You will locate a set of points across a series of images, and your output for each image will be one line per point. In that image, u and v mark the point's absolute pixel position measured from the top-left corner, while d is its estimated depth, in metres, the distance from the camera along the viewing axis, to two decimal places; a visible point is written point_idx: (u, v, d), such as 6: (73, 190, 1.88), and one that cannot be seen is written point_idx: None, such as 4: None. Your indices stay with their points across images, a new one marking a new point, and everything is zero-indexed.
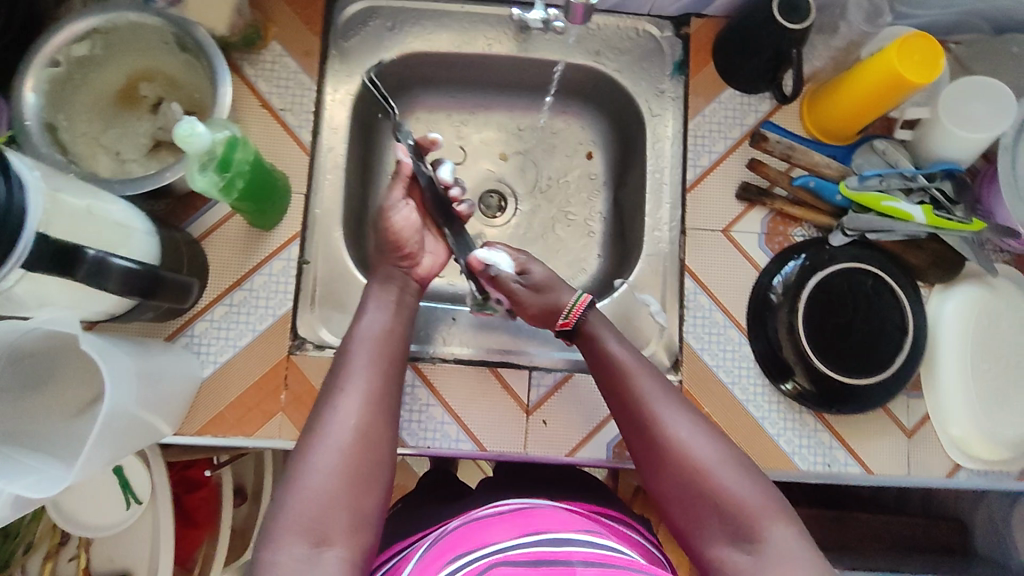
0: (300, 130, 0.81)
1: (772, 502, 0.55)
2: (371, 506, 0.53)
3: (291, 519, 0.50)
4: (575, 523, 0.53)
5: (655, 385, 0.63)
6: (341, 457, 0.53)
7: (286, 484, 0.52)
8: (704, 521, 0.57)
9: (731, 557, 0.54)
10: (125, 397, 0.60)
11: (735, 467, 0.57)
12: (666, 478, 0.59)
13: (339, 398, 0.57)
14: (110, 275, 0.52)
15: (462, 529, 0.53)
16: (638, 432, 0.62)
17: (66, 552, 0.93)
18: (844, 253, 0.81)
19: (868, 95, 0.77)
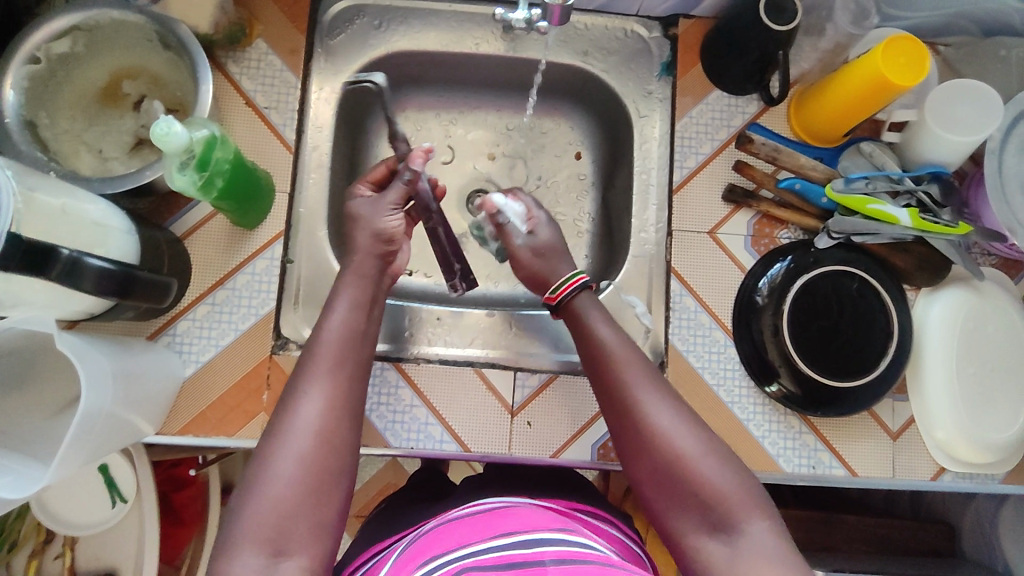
0: (285, 128, 0.81)
1: (749, 494, 0.55)
2: (339, 496, 0.53)
3: (258, 518, 0.49)
4: (549, 522, 0.53)
5: (639, 370, 0.61)
6: (309, 454, 0.52)
7: (252, 481, 0.51)
8: (681, 510, 0.56)
9: (706, 548, 0.54)
10: (101, 398, 0.60)
11: (716, 457, 0.56)
12: (646, 465, 0.58)
13: (308, 390, 0.55)
14: (84, 275, 0.52)
15: (437, 532, 0.53)
16: (620, 418, 0.60)
17: (51, 550, 0.93)
18: (830, 256, 0.81)
19: (854, 96, 0.77)
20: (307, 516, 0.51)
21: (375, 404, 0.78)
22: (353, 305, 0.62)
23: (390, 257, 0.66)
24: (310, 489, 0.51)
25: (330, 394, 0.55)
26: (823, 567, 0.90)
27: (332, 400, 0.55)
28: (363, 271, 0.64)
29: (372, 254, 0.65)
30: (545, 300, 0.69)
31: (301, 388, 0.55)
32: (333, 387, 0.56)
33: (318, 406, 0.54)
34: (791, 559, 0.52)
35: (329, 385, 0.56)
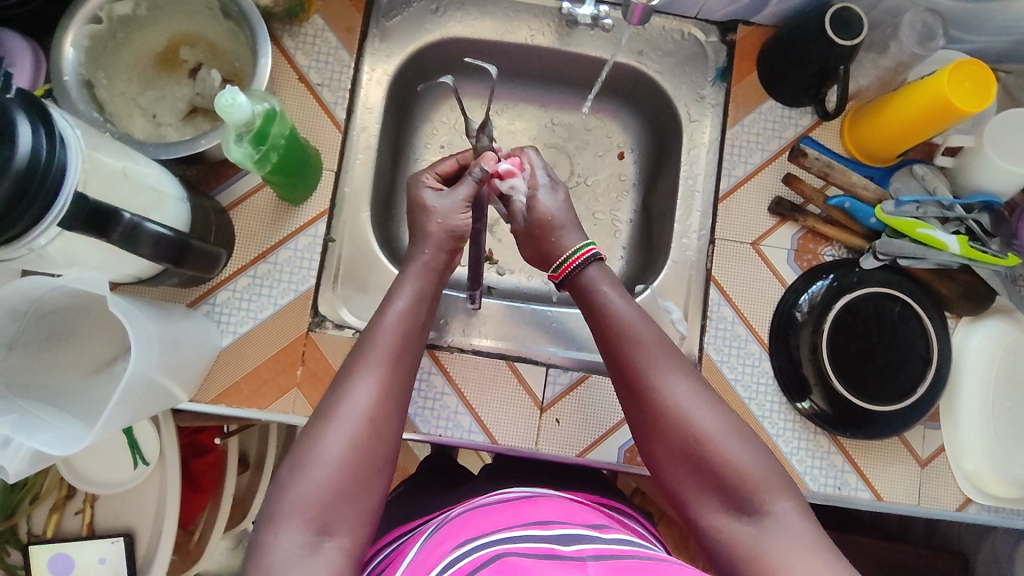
0: (336, 106, 0.80)
1: (773, 473, 0.53)
2: (381, 480, 0.53)
3: (306, 494, 0.50)
4: (582, 516, 0.53)
5: (653, 345, 0.59)
6: (359, 438, 0.52)
7: (301, 457, 0.51)
8: (700, 489, 0.54)
9: (729, 528, 0.52)
10: (146, 362, 0.60)
11: (736, 435, 0.55)
12: (662, 444, 0.56)
13: (353, 380, 0.55)
14: (142, 240, 0.51)
15: (465, 518, 0.52)
16: (635, 395, 0.58)
17: (72, 505, 0.94)
18: (873, 277, 0.80)
19: (914, 120, 0.76)
20: (352, 493, 0.51)
21: None
22: (417, 297, 0.62)
23: (456, 251, 0.68)
24: (358, 469, 0.52)
25: (381, 375, 0.55)
26: None
27: (385, 383, 0.55)
28: (432, 264, 0.66)
29: (450, 253, 0.67)
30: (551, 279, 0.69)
31: (354, 371, 0.55)
32: (386, 372, 0.56)
33: (365, 394, 0.54)
34: (819, 539, 0.50)
35: (381, 368, 0.56)
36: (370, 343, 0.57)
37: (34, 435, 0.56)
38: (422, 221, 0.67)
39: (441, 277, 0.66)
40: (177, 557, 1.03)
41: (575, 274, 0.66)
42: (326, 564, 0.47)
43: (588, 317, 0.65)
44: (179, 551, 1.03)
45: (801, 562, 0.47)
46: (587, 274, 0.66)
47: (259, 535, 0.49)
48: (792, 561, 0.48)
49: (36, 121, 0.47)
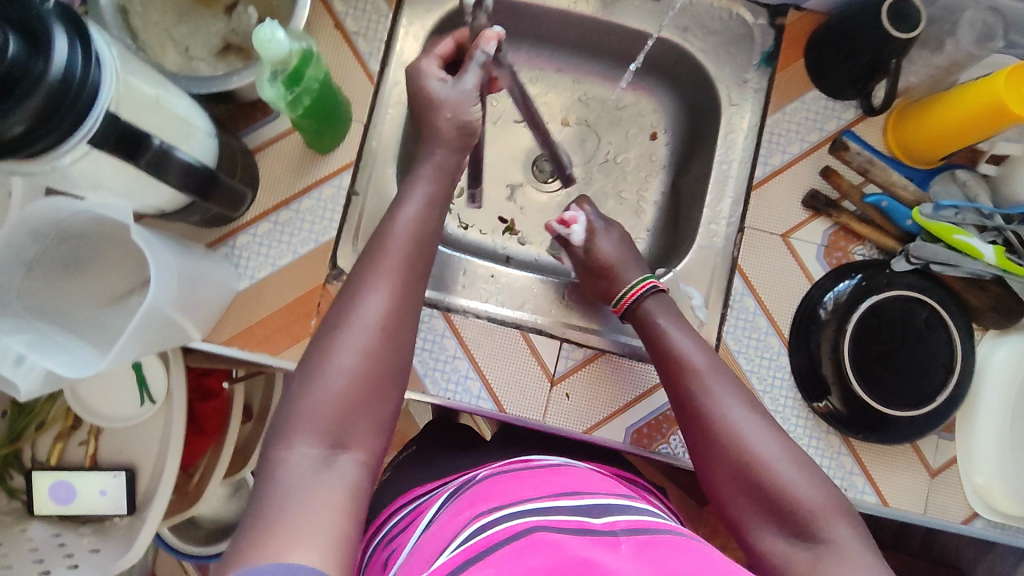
0: (370, 57, 0.78)
1: (832, 501, 0.53)
2: (393, 393, 0.54)
3: (321, 404, 0.50)
4: (610, 488, 0.54)
5: (714, 377, 0.61)
6: (370, 348, 0.53)
7: (315, 368, 0.52)
8: (757, 515, 0.54)
9: (785, 554, 0.52)
10: (165, 296, 0.60)
11: (795, 463, 0.55)
12: (719, 471, 0.57)
13: (365, 292, 0.55)
14: (171, 168, 0.55)
15: (486, 487, 0.52)
16: (693, 424, 0.60)
17: (76, 436, 0.95)
18: (902, 280, 0.78)
19: (965, 124, 0.73)
20: (366, 406, 0.51)
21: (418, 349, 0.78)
22: (428, 204, 0.62)
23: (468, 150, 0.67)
24: (371, 382, 0.52)
25: (391, 285, 0.56)
26: None
27: (395, 293, 0.56)
28: (445, 167, 0.66)
29: (460, 150, 0.66)
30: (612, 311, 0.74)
31: (363, 282, 0.56)
32: (395, 283, 0.56)
33: (380, 306, 0.55)
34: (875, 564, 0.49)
35: (391, 279, 0.56)
36: (381, 250, 0.58)
37: (48, 355, 0.56)
38: (442, 132, 0.66)
39: (448, 186, 0.65)
40: (176, 497, 1.03)
41: (633, 306, 0.72)
42: (342, 476, 0.48)
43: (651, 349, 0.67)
44: (179, 492, 1.04)
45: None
46: (643, 305, 0.71)
47: (272, 449, 0.49)
48: None
49: (73, 36, 0.45)
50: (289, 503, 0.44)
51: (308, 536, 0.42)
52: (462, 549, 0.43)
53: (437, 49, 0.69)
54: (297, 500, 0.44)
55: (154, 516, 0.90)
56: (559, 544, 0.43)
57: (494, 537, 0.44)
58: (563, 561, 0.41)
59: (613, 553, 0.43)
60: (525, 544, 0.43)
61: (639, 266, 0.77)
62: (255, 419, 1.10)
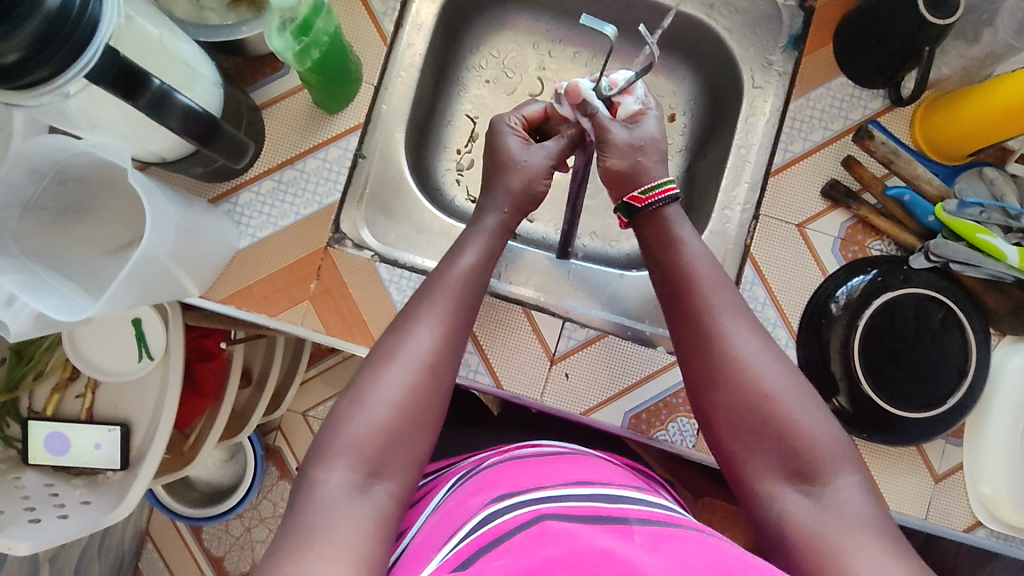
0: (384, 17, 0.76)
1: (837, 441, 0.52)
2: (433, 427, 0.54)
3: (363, 432, 0.51)
4: (625, 480, 0.54)
5: (728, 297, 0.58)
6: (416, 381, 0.54)
7: (360, 395, 0.53)
8: (756, 450, 0.53)
9: (785, 492, 0.51)
10: (159, 245, 0.59)
11: (802, 396, 0.54)
12: (721, 399, 0.55)
13: (413, 325, 0.57)
14: (170, 112, 0.49)
15: (498, 471, 0.53)
16: (697, 346, 0.57)
17: (73, 388, 0.95)
18: (920, 277, 0.75)
19: (993, 119, 0.70)
20: (406, 438, 0.52)
21: None
22: (484, 256, 0.64)
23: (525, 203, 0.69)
24: (414, 416, 0.53)
25: (441, 325, 0.57)
26: None
27: (444, 331, 0.57)
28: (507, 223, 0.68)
29: (518, 211, 0.69)
30: (630, 198, 0.64)
31: (413, 321, 0.57)
32: (445, 321, 0.58)
33: (427, 338, 0.56)
34: (880, 519, 0.49)
35: (441, 317, 0.58)
36: (436, 290, 0.59)
37: (40, 297, 0.56)
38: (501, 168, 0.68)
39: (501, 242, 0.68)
40: (170, 456, 1.02)
41: (659, 206, 0.63)
42: (377, 505, 0.49)
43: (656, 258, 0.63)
44: (173, 452, 1.03)
45: (859, 540, 0.46)
46: (668, 214, 0.63)
47: (310, 472, 0.50)
48: (854, 536, 0.47)
49: None
50: (313, 525, 0.46)
51: (340, 557, 0.43)
52: (472, 539, 0.44)
53: (524, 108, 0.73)
54: (330, 522, 0.46)
55: (144, 473, 0.90)
56: (572, 536, 0.42)
57: (505, 525, 0.44)
58: (577, 551, 0.40)
59: (629, 545, 0.42)
60: (537, 535, 0.42)
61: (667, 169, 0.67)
62: (253, 384, 1.10)
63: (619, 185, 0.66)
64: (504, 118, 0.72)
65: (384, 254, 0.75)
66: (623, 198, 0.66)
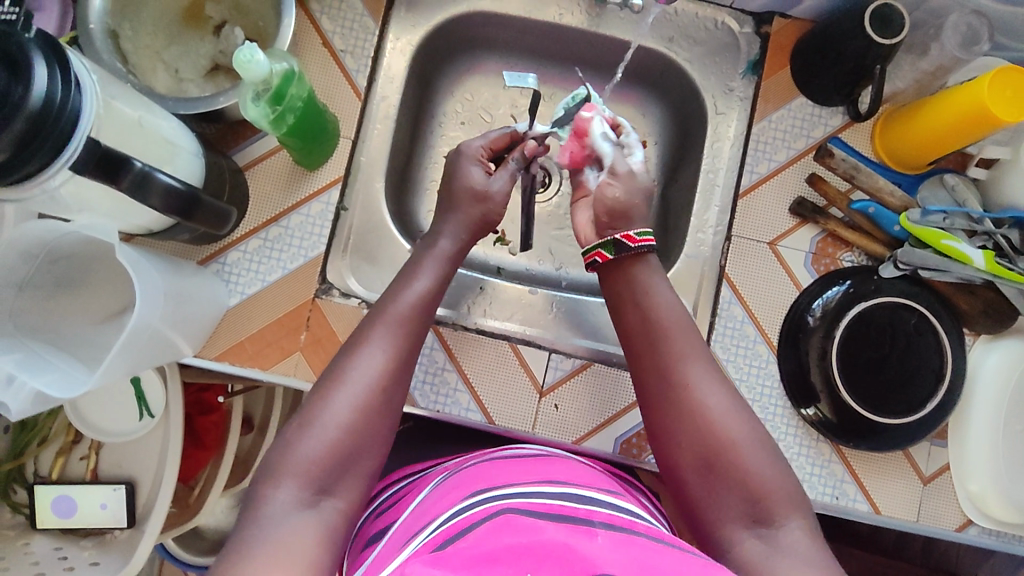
0: (357, 74, 0.78)
1: (791, 490, 0.55)
2: (384, 440, 0.57)
3: (311, 455, 0.53)
4: (595, 482, 0.56)
5: (694, 343, 0.61)
6: (364, 404, 0.56)
7: (310, 417, 0.55)
8: (718, 496, 0.56)
9: (745, 539, 0.53)
10: (150, 314, 0.61)
11: (760, 445, 0.57)
12: (685, 447, 0.58)
13: (362, 348, 0.59)
14: (151, 190, 0.51)
15: (474, 469, 0.57)
16: (666, 394, 0.60)
17: (77, 450, 0.96)
18: (891, 287, 0.77)
19: (948, 128, 0.72)
20: (356, 456, 0.55)
21: None
22: (438, 280, 0.67)
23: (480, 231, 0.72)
24: (361, 435, 0.55)
25: (391, 345, 0.60)
26: None
27: (394, 352, 0.59)
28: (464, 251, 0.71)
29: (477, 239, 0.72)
30: (622, 237, 0.65)
31: (360, 343, 0.59)
32: (395, 342, 0.60)
33: (377, 357, 0.58)
34: (827, 558, 0.51)
35: (391, 338, 0.60)
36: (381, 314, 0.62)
37: (38, 375, 0.58)
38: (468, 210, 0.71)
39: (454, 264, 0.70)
40: (177, 509, 1.03)
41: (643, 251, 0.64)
42: (324, 519, 0.51)
43: (622, 308, 0.65)
44: (178, 505, 1.04)
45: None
46: (647, 261, 0.65)
47: (258, 488, 0.52)
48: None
49: (52, 61, 0.46)
50: (258, 539, 0.48)
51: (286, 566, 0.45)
52: (443, 529, 0.47)
53: (488, 135, 0.76)
54: (275, 535, 0.48)
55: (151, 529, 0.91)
56: (538, 529, 0.45)
57: (467, 521, 0.47)
58: (538, 543, 0.43)
59: (591, 543, 0.43)
60: (504, 524, 0.45)
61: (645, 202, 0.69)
62: (255, 430, 1.12)
63: (598, 227, 0.68)
64: (470, 146, 0.74)
65: (372, 300, 0.77)
66: (610, 233, 0.66)
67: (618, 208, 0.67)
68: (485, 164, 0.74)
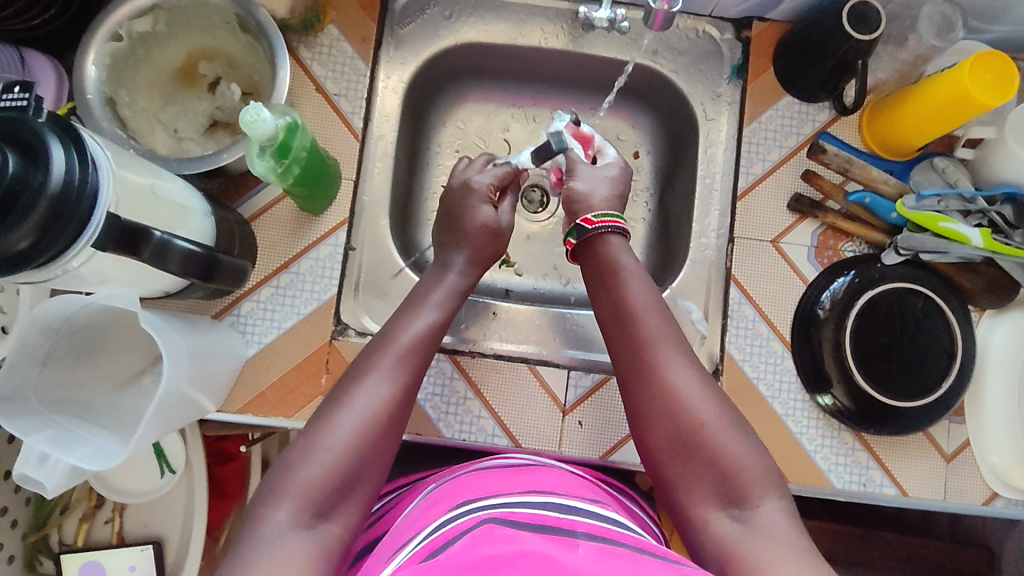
0: (353, 116, 0.80)
1: (766, 470, 0.56)
2: (378, 466, 0.57)
3: (306, 479, 0.52)
4: (581, 492, 0.57)
5: (665, 325, 0.62)
6: (363, 429, 0.56)
7: (311, 440, 0.55)
8: (691, 476, 0.56)
9: (718, 518, 0.54)
10: (179, 376, 0.62)
11: (733, 426, 0.57)
12: (659, 428, 0.59)
13: (365, 377, 0.60)
14: (171, 257, 0.52)
15: (457, 483, 0.57)
16: (638, 375, 0.61)
17: (101, 514, 0.93)
18: (894, 273, 0.79)
19: (933, 114, 0.74)
20: (354, 482, 0.54)
21: (429, 394, 0.79)
22: (442, 314, 0.68)
23: (486, 252, 0.74)
24: (358, 460, 0.55)
25: (395, 374, 0.60)
26: None
27: (399, 382, 0.60)
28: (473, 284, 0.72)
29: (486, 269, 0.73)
30: (581, 220, 0.69)
31: (366, 373, 0.60)
32: (401, 373, 0.61)
33: (378, 386, 0.59)
34: (802, 538, 0.52)
35: (393, 368, 0.61)
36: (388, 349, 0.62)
37: (70, 450, 0.57)
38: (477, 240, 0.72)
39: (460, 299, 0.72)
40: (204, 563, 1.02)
41: (603, 233, 0.68)
42: (320, 540, 0.51)
43: (598, 298, 0.67)
44: (207, 558, 1.02)
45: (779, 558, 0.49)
46: (608, 242, 0.68)
47: (258, 508, 0.52)
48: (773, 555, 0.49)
49: (68, 144, 0.47)
50: (259, 553, 0.48)
51: None
52: (426, 544, 0.47)
53: (491, 171, 0.76)
54: (269, 553, 0.48)
55: None
56: (517, 538, 0.45)
57: (451, 535, 0.47)
58: (520, 552, 0.43)
59: (571, 553, 0.44)
60: (485, 533, 0.46)
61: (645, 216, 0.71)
62: None
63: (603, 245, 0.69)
64: (472, 181, 0.75)
65: None
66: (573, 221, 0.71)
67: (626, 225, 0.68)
68: (493, 201, 0.75)
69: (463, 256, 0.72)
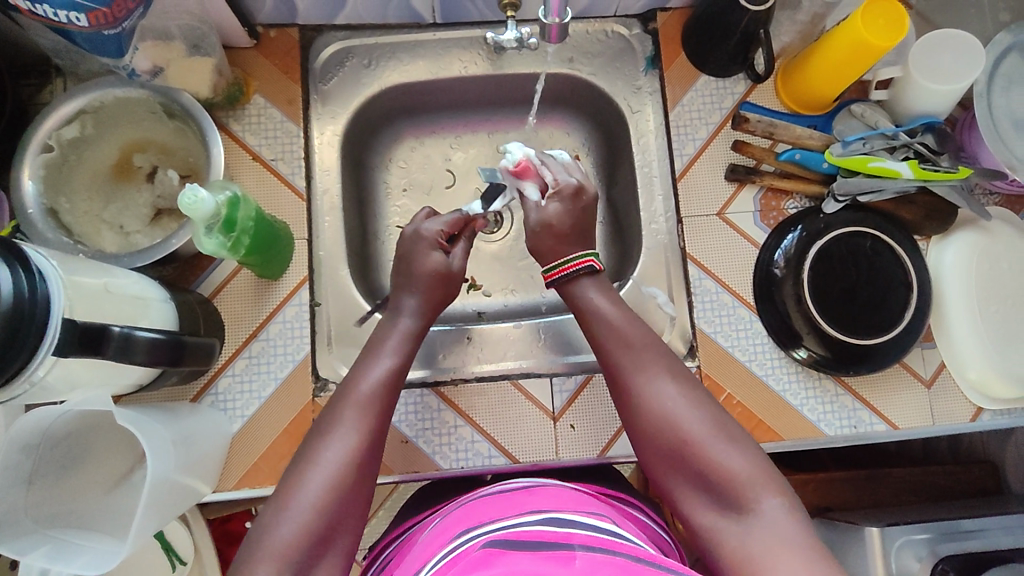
0: (294, 176, 0.81)
1: (762, 471, 0.57)
2: (357, 518, 0.58)
3: (288, 536, 0.54)
4: (579, 507, 0.57)
5: (644, 350, 0.65)
6: (336, 482, 0.57)
7: (286, 500, 0.56)
8: (690, 490, 0.59)
9: (721, 526, 0.56)
10: (165, 468, 0.62)
11: (722, 436, 0.59)
12: (653, 448, 0.61)
13: (330, 436, 0.60)
14: (137, 348, 0.53)
15: (459, 514, 0.58)
16: (627, 402, 0.64)
17: None
18: (839, 219, 0.82)
19: (841, 62, 0.77)
20: (331, 536, 0.56)
21: (419, 430, 0.80)
22: (402, 356, 0.69)
23: (445, 288, 0.74)
24: (335, 514, 0.56)
25: (357, 424, 0.61)
26: (876, 522, 0.88)
27: (362, 435, 0.60)
28: (431, 298, 0.74)
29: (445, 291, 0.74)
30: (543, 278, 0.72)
31: (333, 425, 0.61)
32: (365, 420, 0.62)
33: (344, 443, 0.59)
34: (806, 534, 0.53)
35: (356, 420, 0.61)
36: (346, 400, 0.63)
37: (73, 561, 0.57)
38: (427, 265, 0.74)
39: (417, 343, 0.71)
40: None
41: (561, 282, 0.71)
42: None
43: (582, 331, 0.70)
44: None
45: (783, 561, 0.51)
46: (580, 285, 0.70)
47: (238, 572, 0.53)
48: (777, 558, 0.52)
49: (12, 262, 0.48)
50: None
51: None
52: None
53: (443, 218, 0.77)
54: None
55: None
56: (511, 559, 0.46)
57: (451, 564, 0.49)
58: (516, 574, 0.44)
59: (569, 567, 0.45)
60: (483, 559, 0.46)
61: (590, 211, 0.74)
62: None
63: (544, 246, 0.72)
64: (427, 229, 0.75)
65: None
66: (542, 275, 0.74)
67: (569, 224, 0.71)
68: (444, 246, 0.76)
69: (414, 299, 0.73)
